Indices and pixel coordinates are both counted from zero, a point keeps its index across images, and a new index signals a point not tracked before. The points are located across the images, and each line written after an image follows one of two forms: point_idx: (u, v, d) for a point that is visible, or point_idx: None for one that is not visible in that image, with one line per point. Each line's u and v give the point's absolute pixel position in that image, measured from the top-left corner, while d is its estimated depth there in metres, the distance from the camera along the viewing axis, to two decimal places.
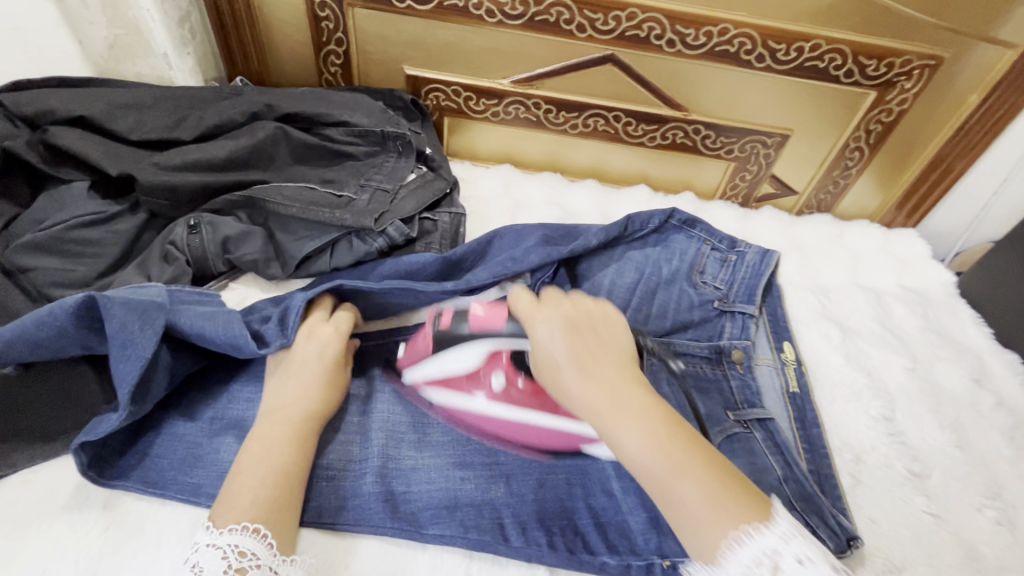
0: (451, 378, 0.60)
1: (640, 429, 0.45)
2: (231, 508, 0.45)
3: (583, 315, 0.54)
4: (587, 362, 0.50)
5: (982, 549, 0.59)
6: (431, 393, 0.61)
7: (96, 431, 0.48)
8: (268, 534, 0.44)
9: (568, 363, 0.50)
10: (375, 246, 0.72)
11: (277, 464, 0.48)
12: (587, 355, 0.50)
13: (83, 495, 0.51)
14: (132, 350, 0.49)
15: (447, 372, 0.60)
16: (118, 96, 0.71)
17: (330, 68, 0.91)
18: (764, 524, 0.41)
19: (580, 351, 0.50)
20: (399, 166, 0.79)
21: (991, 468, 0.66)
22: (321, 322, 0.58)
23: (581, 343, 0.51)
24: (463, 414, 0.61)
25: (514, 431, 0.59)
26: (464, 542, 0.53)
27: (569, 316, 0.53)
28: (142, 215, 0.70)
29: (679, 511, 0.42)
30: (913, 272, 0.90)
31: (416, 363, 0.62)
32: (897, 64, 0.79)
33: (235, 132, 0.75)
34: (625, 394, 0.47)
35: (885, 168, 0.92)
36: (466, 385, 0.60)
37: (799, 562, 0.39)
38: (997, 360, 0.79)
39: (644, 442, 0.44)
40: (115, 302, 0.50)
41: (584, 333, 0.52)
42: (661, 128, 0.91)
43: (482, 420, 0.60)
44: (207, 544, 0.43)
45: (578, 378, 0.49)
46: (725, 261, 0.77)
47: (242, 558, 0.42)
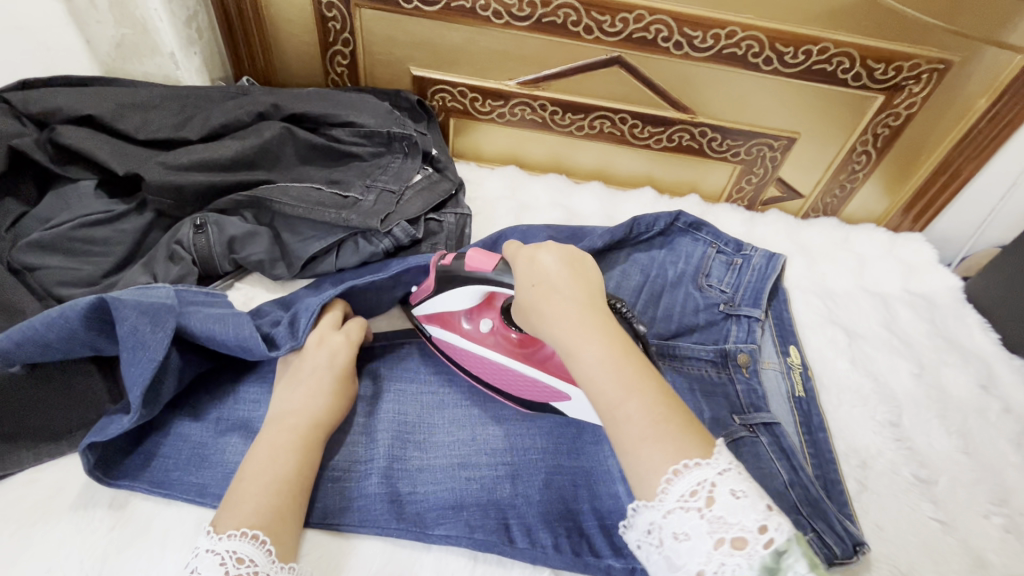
0: (445, 315, 0.62)
1: (599, 349, 0.43)
2: (232, 513, 0.44)
3: (568, 249, 0.51)
4: (560, 286, 0.47)
5: (990, 556, 0.58)
6: (428, 325, 0.64)
7: (107, 432, 0.49)
8: (266, 540, 0.43)
9: (539, 287, 0.48)
10: (381, 247, 0.72)
11: (279, 471, 0.48)
12: (562, 280, 0.48)
13: (89, 494, 0.51)
14: (143, 352, 0.49)
15: (442, 310, 0.62)
16: (125, 95, 0.72)
17: (336, 68, 0.91)
18: (705, 458, 0.38)
19: (554, 277, 0.48)
20: (404, 167, 0.79)
21: (999, 475, 0.65)
22: (331, 329, 0.59)
23: (557, 270, 0.49)
24: (451, 349, 0.63)
25: (492, 374, 0.61)
26: (469, 543, 0.52)
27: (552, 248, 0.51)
28: (149, 214, 0.70)
29: (622, 429, 0.40)
30: (919, 276, 0.89)
31: (418, 298, 0.64)
32: (906, 67, 0.79)
33: (242, 131, 0.75)
34: (591, 316, 0.45)
35: (892, 172, 0.92)
36: (455, 326, 0.62)
37: (732, 494, 0.36)
38: (1005, 366, 0.78)
39: (606, 363, 0.42)
40: (126, 303, 0.49)
41: (561, 262, 0.50)
42: (667, 130, 0.91)
43: (466, 359, 0.62)
44: (207, 549, 0.42)
45: (546, 299, 0.47)
46: (731, 265, 0.76)
47: (239, 565, 0.41)
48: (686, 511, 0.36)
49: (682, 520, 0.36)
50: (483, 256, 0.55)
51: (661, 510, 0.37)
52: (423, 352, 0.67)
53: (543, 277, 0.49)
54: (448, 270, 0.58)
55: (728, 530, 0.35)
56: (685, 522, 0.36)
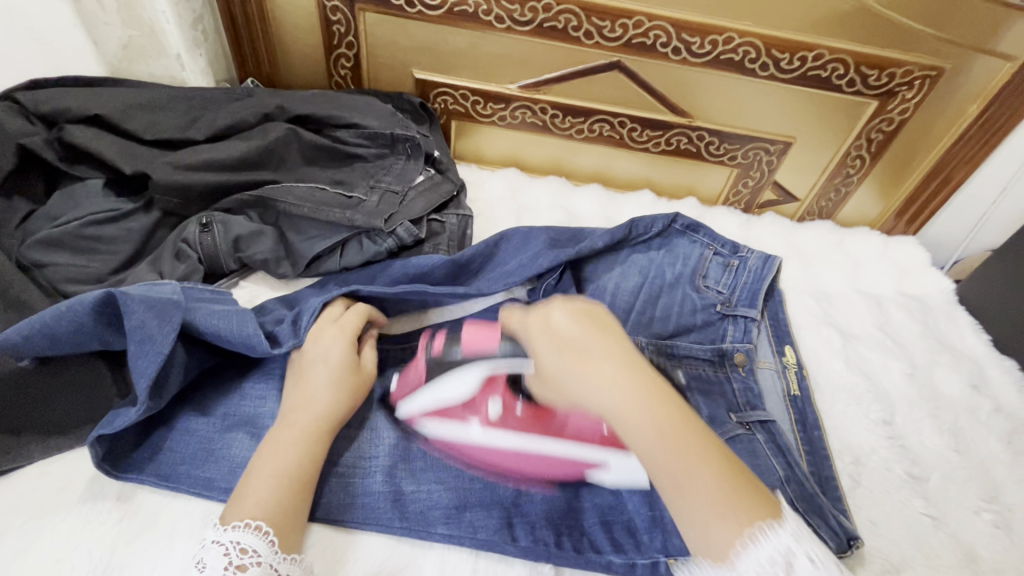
0: (446, 408, 0.60)
1: (654, 422, 0.41)
2: (238, 506, 0.45)
3: (585, 304, 0.49)
4: (593, 352, 0.45)
5: (980, 551, 0.60)
6: (425, 423, 0.60)
7: (112, 425, 0.49)
8: (269, 530, 0.44)
9: (572, 357, 0.45)
10: (384, 247, 0.73)
11: (284, 466, 0.48)
12: (595, 343, 0.45)
13: (97, 487, 0.51)
14: (150, 346, 0.50)
15: (442, 401, 0.60)
16: (132, 95, 0.73)
17: (340, 70, 0.92)
18: (778, 522, 0.39)
19: (585, 340, 0.46)
20: (407, 168, 0.80)
21: (989, 473, 0.67)
22: (329, 321, 0.59)
23: (586, 332, 0.46)
24: (462, 446, 0.59)
25: (516, 459, 0.58)
26: (471, 542, 0.53)
27: (571, 307, 0.48)
28: (155, 213, 0.70)
29: (693, 507, 0.40)
30: (912, 278, 0.91)
31: (410, 394, 0.61)
32: (899, 74, 0.81)
33: (247, 132, 0.76)
34: (637, 382, 0.43)
35: (886, 176, 0.93)
36: (461, 413, 0.60)
37: (810, 560, 0.38)
38: (995, 366, 0.80)
39: (663, 434, 0.41)
40: (133, 299, 0.51)
41: (580, 320, 0.47)
42: (665, 134, 0.92)
43: (483, 450, 0.59)
44: (213, 540, 0.44)
45: (580, 368, 0.44)
46: (728, 266, 0.78)
47: (243, 555, 0.43)
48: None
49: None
50: (479, 331, 0.61)
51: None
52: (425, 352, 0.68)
53: (573, 343, 0.46)
54: (442, 355, 0.62)
55: None
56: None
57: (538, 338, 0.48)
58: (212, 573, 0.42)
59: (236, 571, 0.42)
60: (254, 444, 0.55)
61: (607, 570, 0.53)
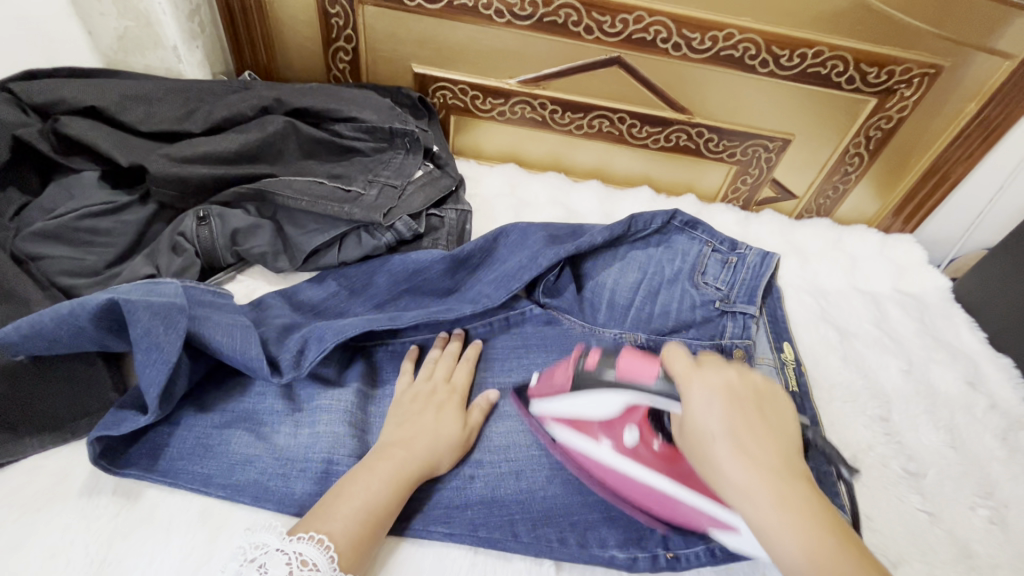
0: (579, 421, 0.58)
1: (803, 537, 0.38)
2: (307, 522, 0.45)
3: (744, 384, 0.47)
4: (747, 437, 0.43)
5: (975, 547, 0.60)
6: (555, 427, 0.59)
7: (119, 427, 0.49)
8: (331, 546, 0.44)
9: (725, 440, 0.43)
10: (383, 241, 0.72)
11: (370, 499, 0.48)
12: (747, 432, 0.43)
13: (94, 481, 0.51)
14: (158, 354, 0.49)
15: (576, 414, 0.58)
16: (129, 87, 0.72)
17: (338, 64, 0.91)
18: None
19: (739, 426, 0.44)
20: (406, 162, 0.80)
21: (985, 469, 0.67)
22: (440, 380, 0.61)
23: (741, 416, 0.44)
24: (586, 461, 0.57)
25: (637, 492, 0.55)
26: (472, 539, 0.53)
27: (732, 385, 0.47)
28: (152, 205, 0.70)
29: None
30: (909, 276, 0.91)
31: (550, 396, 0.61)
32: (898, 72, 0.81)
33: (245, 125, 0.75)
34: (786, 488, 0.40)
35: (884, 174, 0.94)
36: (596, 432, 0.56)
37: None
38: (991, 364, 0.80)
39: (818, 556, 0.37)
40: (138, 306, 0.49)
41: (746, 405, 0.45)
42: (664, 130, 0.92)
43: (605, 474, 0.56)
44: (276, 548, 0.43)
45: (737, 458, 0.42)
46: (727, 262, 0.78)
47: (303, 567, 0.42)
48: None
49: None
50: (639, 362, 0.56)
51: None
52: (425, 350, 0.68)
53: (722, 422, 0.44)
54: (591, 371, 0.59)
55: None
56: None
57: (688, 409, 0.46)
58: None
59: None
60: (254, 440, 0.55)
61: (609, 563, 0.53)
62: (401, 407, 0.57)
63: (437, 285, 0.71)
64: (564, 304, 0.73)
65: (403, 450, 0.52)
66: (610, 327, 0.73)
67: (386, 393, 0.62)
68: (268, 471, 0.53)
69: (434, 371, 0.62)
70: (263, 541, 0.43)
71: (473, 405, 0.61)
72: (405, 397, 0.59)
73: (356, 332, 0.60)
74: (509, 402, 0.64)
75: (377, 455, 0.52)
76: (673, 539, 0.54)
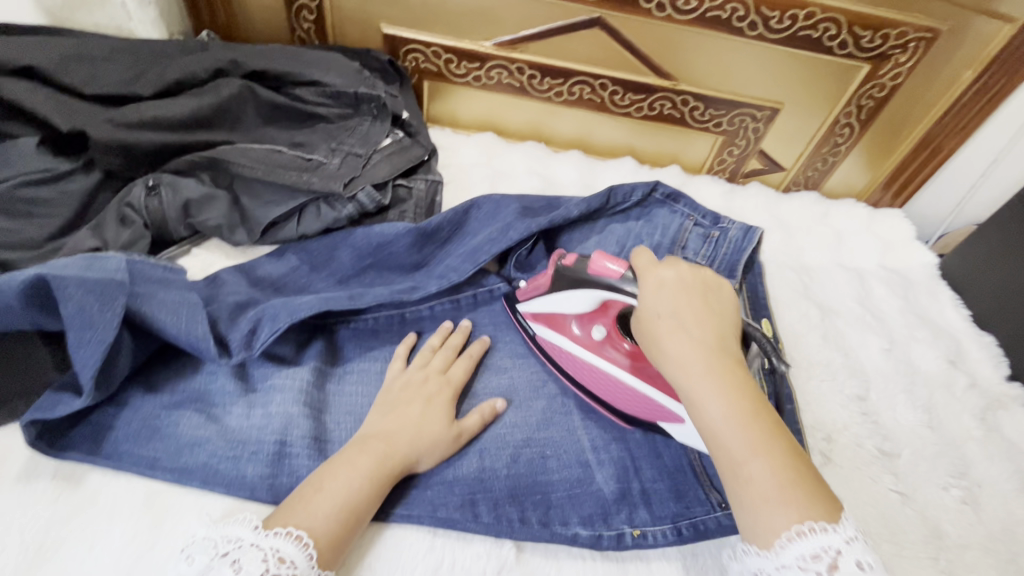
0: (555, 316, 0.62)
1: (726, 401, 0.42)
2: (284, 514, 0.43)
3: (699, 275, 0.50)
4: (689, 319, 0.46)
5: (946, 528, 0.59)
6: (534, 323, 0.64)
7: (52, 411, 0.47)
8: (310, 543, 0.42)
9: (666, 318, 0.46)
10: (344, 213, 0.69)
11: (349, 494, 0.46)
12: (690, 312, 0.46)
13: (34, 464, 0.49)
14: (92, 334, 0.47)
15: (551, 310, 0.62)
16: (70, 45, 0.67)
17: (303, 24, 0.86)
18: (832, 523, 0.37)
19: (685, 307, 0.46)
20: (373, 130, 0.76)
21: (961, 449, 0.66)
22: (437, 371, 0.59)
23: (687, 302, 0.47)
24: (559, 353, 0.62)
25: (599, 384, 0.60)
26: (431, 520, 0.51)
27: (684, 275, 0.49)
28: (96, 173, 0.66)
29: (746, 493, 0.39)
30: (896, 252, 0.89)
31: (531, 297, 0.63)
32: (893, 35, 0.77)
33: (198, 89, 0.71)
34: (719, 361, 0.43)
35: (874, 147, 0.90)
36: (568, 327, 0.61)
37: (858, 566, 0.36)
38: (974, 342, 0.78)
39: (737, 416, 0.41)
40: (70, 283, 0.47)
41: (692, 293, 0.48)
42: (649, 97, 0.88)
43: (573, 365, 0.61)
44: (250, 543, 0.41)
45: (673, 334, 0.45)
46: (708, 238, 0.75)
47: (280, 565, 0.40)
48: (805, 571, 0.36)
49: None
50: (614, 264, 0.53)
51: (776, 563, 0.37)
52: (387, 327, 0.64)
53: (672, 306, 0.47)
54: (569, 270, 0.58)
55: None
56: None
57: (644, 288, 0.49)
58: None
59: None
60: (204, 422, 0.53)
61: (572, 542, 0.51)
62: (392, 395, 0.55)
63: (403, 260, 0.68)
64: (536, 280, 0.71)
65: (381, 442, 0.50)
66: None
67: (347, 371, 0.60)
68: (217, 454, 0.51)
69: (430, 361, 0.59)
70: (235, 535, 0.41)
71: (476, 410, 0.57)
72: (395, 384, 0.57)
73: (311, 312, 0.57)
74: (479, 381, 0.62)
75: (358, 445, 0.50)
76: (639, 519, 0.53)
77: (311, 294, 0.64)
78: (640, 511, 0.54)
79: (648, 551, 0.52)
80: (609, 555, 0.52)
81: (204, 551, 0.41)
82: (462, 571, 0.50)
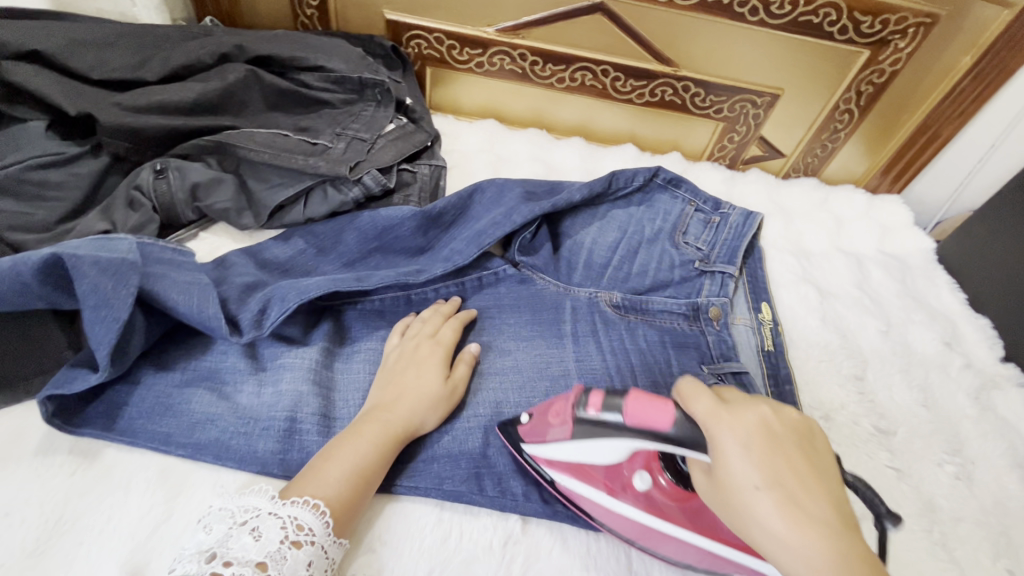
0: (583, 466, 0.51)
1: None
2: (298, 485, 0.44)
3: (787, 419, 0.39)
4: (799, 496, 0.35)
5: (940, 501, 0.61)
6: (552, 469, 0.53)
7: (70, 386, 0.48)
8: (326, 511, 0.43)
9: (770, 494, 0.35)
10: (350, 196, 0.70)
11: (358, 461, 0.47)
12: (794, 482, 0.35)
13: (50, 440, 0.50)
14: (108, 312, 0.48)
15: (578, 460, 0.51)
16: (77, 30, 0.67)
17: (306, 10, 0.86)
18: None
19: (790, 479, 0.35)
20: (377, 115, 0.77)
21: (955, 427, 0.67)
22: (426, 335, 0.60)
23: (789, 469, 0.36)
24: (595, 511, 0.51)
25: (653, 542, 0.50)
26: (439, 493, 0.53)
27: (768, 420, 0.38)
28: (104, 157, 0.67)
29: None
30: (893, 237, 0.90)
31: (544, 439, 0.52)
32: (893, 21, 0.77)
33: (204, 74, 0.71)
34: (848, 550, 0.33)
35: (873, 132, 0.91)
36: (602, 479, 0.51)
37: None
38: (970, 324, 0.80)
39: None
40: (85, 262, 0.48)
41: (790, 455, 0.37)
42: (649, 84, 0.88)
43: (613, 522, 0.51)
44: (268, 512, 0.42)
45: (785, 518, 0.34)
46: (708, 223, 0.76)
47: (299, 531, 0.41)
48: None
49: None
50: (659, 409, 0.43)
51: None
52: (393, 309, 0.65)
53: (774, 478, 0.35)
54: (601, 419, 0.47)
55: None
56: None
57: (721, 449, 0.38)
58: (267, 545, 0.40)
59: (291, 547, 0.41)
60: (216, 399, 0.54)
61: (573, 521, 0.53)
62: (387, 368, 0.57)
63: (408, 243, 0.68)
64: (539, 263, 0.71)
65: (385, 413, 0.51)
66: (586, 287, 0.71)
67: (356, 350, 0.61)
68: (230, 430, 0.52)
69: (420, 329, 0.60)
70: (253, 504, 0.42)
71: (459, 360, 0.59)
72: (390, 357, 0.58)
73: (320, 293, 0.58)
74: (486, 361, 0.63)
75: (362, 419, 0.51)
76: None
77: (318, 275, 0.65)
78: None
79: None
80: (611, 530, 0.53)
81: (222, 521, 0.41)
82: (469, 543, 0.51)
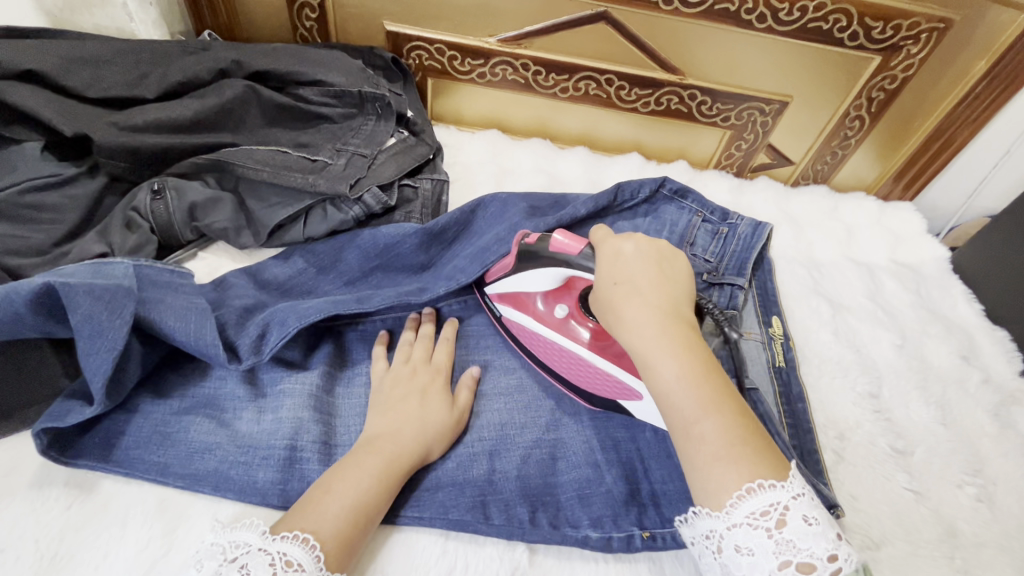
0: (519, 296, 0.61)
1: (678, 363, 0.42)
2: (290, 519, 0.43)
3: (654, 245, 0.50)
4: (645, 286, 0.46)
5: (961, 526, 0.59)
6: (499, 303, 0.63)
7: (64, 419, 0.47)
8: (317, 545, 0.41)
9: (622, 283, 0.46)
10: (351, 214, 0.69)
11: (359, 495, 0.45)
12: (646, 282, 0.46)
13: (46, 472, 0.49)
14: (102, 342, 0.47)
15: (515, 289, 0.60)
16: (74, 47, 0.66)
17: (305, 22, 0.85)
18: (781, 479, 0.37)
19: (641, 275, 0.47)
20: (377, 130, 0.75)
21: (975, 446, 0.65)
22: (420, 362, 0.59)
23: (645, 271, 0.47)
24: (522, 332, 0.62)
25: (562, 364, 0.59)
26: (445, 523, 0.51)
27: (642, 245, 0.50)
28: (101, 178, 0.66)
29: (696, 452, 0.39)
30: (905, 247, 0.87)
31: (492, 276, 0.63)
32: (906, 26, 0.75)
33: (202, 90, 0.70)
34: (673, 325, 0.44)
35: (885, 139, 0.89)
36: (531, 306, 0.60)
37: (805, 521, 0.36)
38: (987, 337, 0.77)
39: (692, 377, 0.41)
40: (78, 291, 0.47)
41: (647, 263, 0.48)
42: (655, 92, 0.87)
43: (536, 344, 0.61)
44: (257, 547, 0.40)
45: (630, 297, 0.45)
46: (717, 234, 0.74)
47: (288, 568, 0.40)
48: (754, 529, 0.37)
49: (747, 535, 0.37)
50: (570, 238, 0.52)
51: (726, 521, 0.38)
52: (395, 330, 0.64)
53: (629, 274, 0.47)
54: (532, 249, 0.57)
55: (797, 555, 0.36)
56: (749, 537, 0.37)
57: (601, 260, 0.50)
58: None
59: None
60: (215, 427, 0.53)
61: (584, 545, 0.51)
62: (382, 397, 0.55)
63: (409, 261, 0.67)
64: None
65: (389, 444, 0.50)
66: None
67: (357, 373, 0.60)
68: (229, 459, 0.51)
69: (411, 353, 0.59)
70: (243, 540, 0.41)
71: (460, 386, 0.59)
72: (383, 385, 0.56)
73: (320, 316, 0.57)
74: (486, 382, 0.62)
75: (364, 448, 0.49)
76: (649, 520, 0.53)
77: (319, 296, 0.64)
78: (649, 513, 0.54)
79: (660, 551, 0.52)
80: (622, 556, 0.52)
81: (213, 557, 0.40)
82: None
